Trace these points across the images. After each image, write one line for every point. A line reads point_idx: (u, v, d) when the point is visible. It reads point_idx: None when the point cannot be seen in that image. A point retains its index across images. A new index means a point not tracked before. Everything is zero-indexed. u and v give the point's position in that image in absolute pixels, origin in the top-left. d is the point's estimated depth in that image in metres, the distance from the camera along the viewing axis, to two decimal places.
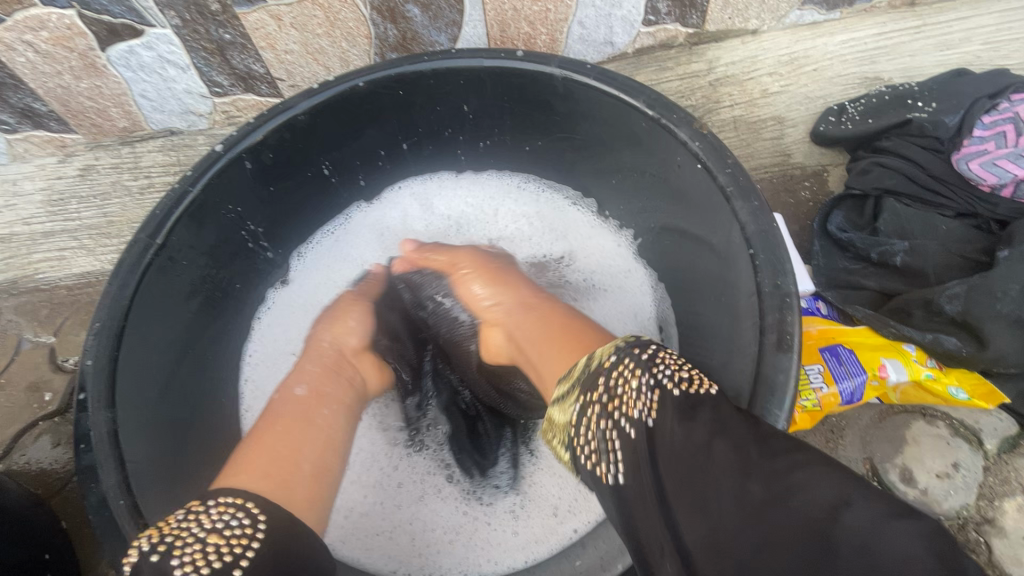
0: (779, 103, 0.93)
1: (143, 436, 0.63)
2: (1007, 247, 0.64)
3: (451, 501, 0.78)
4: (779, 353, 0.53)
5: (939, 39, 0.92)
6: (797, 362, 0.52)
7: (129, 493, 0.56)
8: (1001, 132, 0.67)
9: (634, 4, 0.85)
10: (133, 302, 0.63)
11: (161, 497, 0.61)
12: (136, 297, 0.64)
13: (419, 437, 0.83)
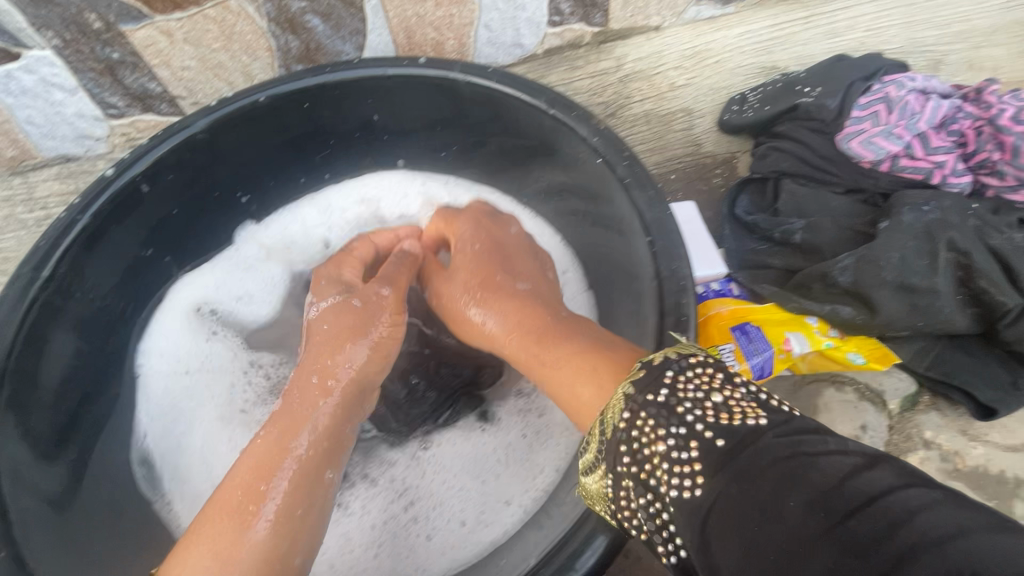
0: (686, 96, 0.97)
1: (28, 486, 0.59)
2: (887, 219, 0.68)
3: (355, 515, 0.74)
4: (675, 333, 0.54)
5: (826, 29, 0.98)
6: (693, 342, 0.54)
7: (10, 545, 0.53)
8: (877, 107, 0.69)
9: (537, 6, 0.87)
10: (17, 343, 0.59)
11: (51, 550, 0.58)
12: (22, 336, 0.60)
13: None
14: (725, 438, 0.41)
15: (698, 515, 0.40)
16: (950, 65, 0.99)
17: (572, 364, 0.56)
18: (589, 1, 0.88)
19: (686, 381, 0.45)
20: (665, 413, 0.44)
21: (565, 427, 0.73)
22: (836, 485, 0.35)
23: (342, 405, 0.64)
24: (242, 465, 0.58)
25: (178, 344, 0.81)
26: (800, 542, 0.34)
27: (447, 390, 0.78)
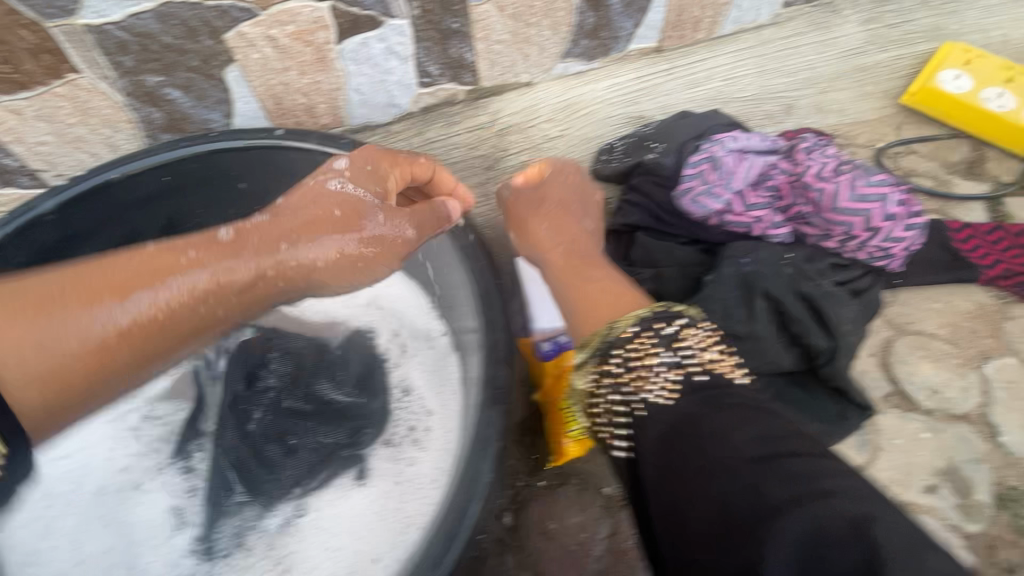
0: (561, 146, 1.01)
1: None
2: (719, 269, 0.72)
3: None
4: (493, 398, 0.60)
5: (686, 79, 1.05)
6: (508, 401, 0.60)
7: None
8: (701, 168, 0.74)
9: (403, 69, 0.90)
10: None
11: None
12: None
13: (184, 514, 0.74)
14: (699, 377, 0.57)
15: (670, 424, 0.54)
16: (801, 109, 1.08)
17: (603, 279, 0.72)
18: (455, 63, 0.92)
19: (681, 341, 0.60)
20: (666, 342, 0.60)
21: (430, 480, 0.74)
22: (775, 423, 0.52)
23: (214, 299, 0.58)
24: (90, 270, 0.56)
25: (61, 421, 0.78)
26: (742, 462, 0.48)
27: (326, 452, 0.74)
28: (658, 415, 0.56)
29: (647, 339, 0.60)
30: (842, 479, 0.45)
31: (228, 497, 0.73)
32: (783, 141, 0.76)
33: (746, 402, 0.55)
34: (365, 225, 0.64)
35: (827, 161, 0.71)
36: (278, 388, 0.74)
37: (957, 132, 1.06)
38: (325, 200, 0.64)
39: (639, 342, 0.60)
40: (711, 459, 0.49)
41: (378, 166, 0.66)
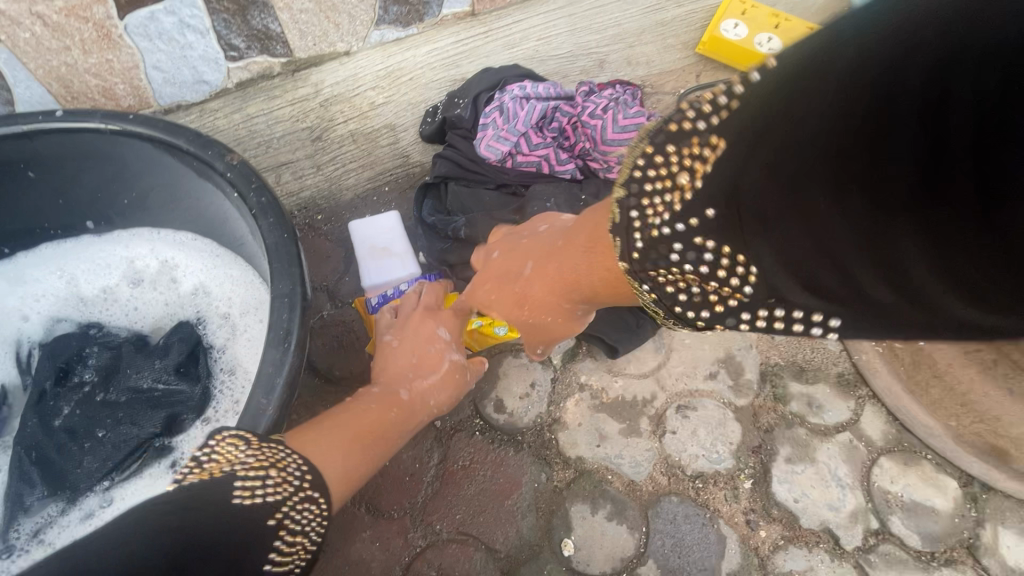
0: (387, 113, 1.04)
1: None
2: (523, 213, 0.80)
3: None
4: (273, 346, 0.58)
5: (504, 41, 1.12)
6: (294, 353, 0.58)
7: None
8: (493, 115, 0.82)
9: (205, 43, 0.88)
10: None
11: None
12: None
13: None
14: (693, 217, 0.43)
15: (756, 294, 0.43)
16: (613, 63, 1.18)
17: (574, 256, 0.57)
18: (262, 34, 0.92)
19: (655, 219, 0.45)
20: (658, 255, 0.46)
21: None
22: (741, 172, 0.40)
23: (384, 441, 0.62)
24: (341, 420, 0.61)
25: None
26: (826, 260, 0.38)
27: (136, 442, 0.72)
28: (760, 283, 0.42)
29: (668, 270, 0.46)
30: (860, 99, 0.34)
31: (30, 493, 0.70)
32: (568, 89, 0.87)
33: (737, 145, 0.40)
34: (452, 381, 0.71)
35: (600, 102, 0.82)
36: (94, 384, 0.74)
37: (743, 75, 1.21)
38: (415, 344, 0.72)
39: (664, 276, 0.47)
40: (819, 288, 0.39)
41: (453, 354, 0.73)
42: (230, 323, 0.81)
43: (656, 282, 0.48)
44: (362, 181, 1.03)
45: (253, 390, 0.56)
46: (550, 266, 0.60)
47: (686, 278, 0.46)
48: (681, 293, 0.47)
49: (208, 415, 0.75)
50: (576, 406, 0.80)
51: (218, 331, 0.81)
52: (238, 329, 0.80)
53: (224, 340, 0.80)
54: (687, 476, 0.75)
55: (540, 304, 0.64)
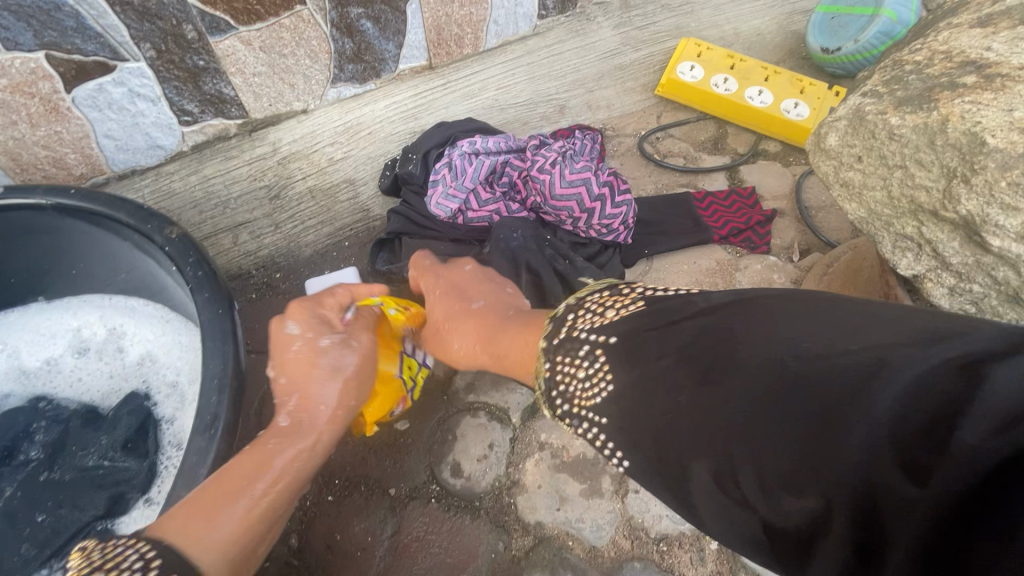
0: (347, 167, 1.06)
1: None
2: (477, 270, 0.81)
3: None
4: (200, 435, 0.57)
5: (463, 91, 1.13)
6: (218, 440, 0.57)
7: None
8: (442, 172, 0.81)
9: (157, 110, 0.89)
10: None
11: None
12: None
13: None
14: (613, 332, 0.48)
15: (621, 409, 0.45)
16: (573, 109, 1.20)
17: (509, 328, 0.61)
18: (215, 98, 0.93)
19: (581, 319, 0.51)
20: (564, 345, 0.50)
21: None
22: (710, 310, 0.44)
23: (276, 484, 0.56)
24: (216, 479, 0.54)
25: None
26: (700, 394, 0.40)
27: (73, 527, 0.66)
28: (648, 407, 0.43)
29: (568, 361, 0.50)
30: (838, 315, 0.39)
31: None
32: (520, 140, 0.86)
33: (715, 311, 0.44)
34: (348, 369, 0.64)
35: (550, 156, 0.82)
36: (39, 461, 0.71)
37: (703, 115, 1.22)
38: (280, 357, 0.64)
39: (562, 367, 0.50)
40: (678, 424, 0.41)
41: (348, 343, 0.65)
42: (178, 392, 0.77)
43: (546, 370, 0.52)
44: (322, 236, 1.08)
45: (176, 483, 0.56)
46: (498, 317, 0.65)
47: (577, 377, 0.49)
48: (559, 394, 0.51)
49: (153, 493, 0.69)
50: (536, 467, 0.78)
51: (166, 403, 0.76)
52: (186, 398, 0.76)
53: (172, 412, 0.76)
54: (651, 540, 0.73)
55: (459, 334, 0.66)
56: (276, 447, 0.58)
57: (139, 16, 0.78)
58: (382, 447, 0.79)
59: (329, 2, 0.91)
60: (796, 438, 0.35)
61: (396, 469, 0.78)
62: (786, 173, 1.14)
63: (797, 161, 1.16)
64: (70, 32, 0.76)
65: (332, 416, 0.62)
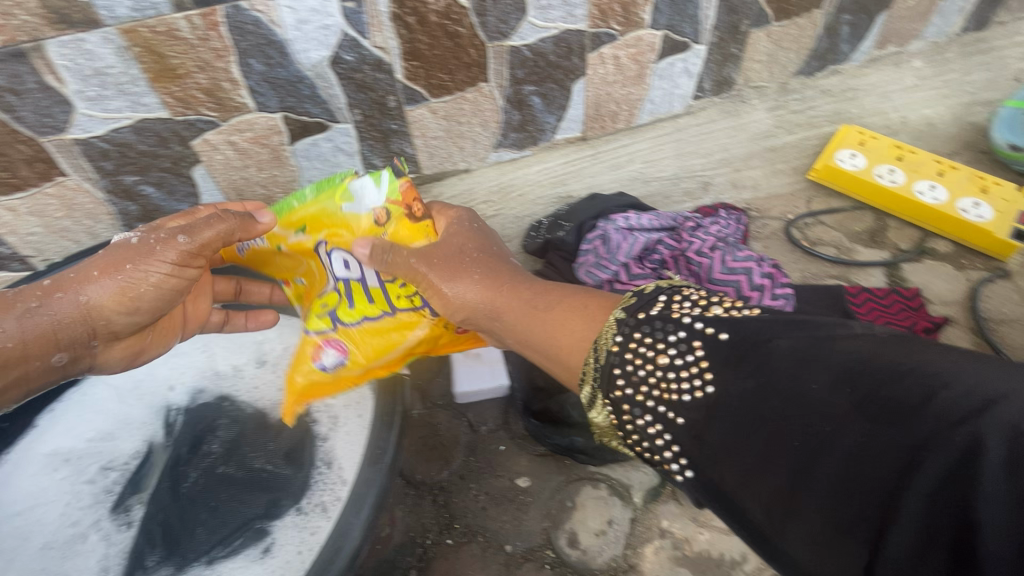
0: (496, 224, 1.12)
1: None
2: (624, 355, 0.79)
3: None
4: None
5: (611, 162, 1.18)
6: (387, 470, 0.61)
7: None
8: (595, 244, 0.85)
9: (351, 163, 1.04)
10: None
11: None
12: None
13: (104, 565, 0.73)
14: (726, 333, 0.50)
15: (709, 414, 0.48)
16: (717, 186, 1.19)
17: (558, 316, 0.64)
18: (397, 155, 1.06)
19: (681, 310, 0.54)
20: (653, 328, 0.54)
21: None
22: (860, 344, 0.45)
23: None
24: None
25: (18, 482, 0.79)
26: (835, 415, 0.42)
27: (241, 520, 0.74)
28: (740, 413, 0.46)
29: (642, 350, 0.54)
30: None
31: (147, 555, 0.72)
32: (673, 219, 0.88)
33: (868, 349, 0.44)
34: (139, 291, 0.66)
35: (706, 240, 0.83)
36: (217, 455, 0.80)
37: (860, 204, 1.16)
38: (108, 256, 0.66)
39: (631, 352, 0.54)
40: (783, 434, 0.43)
41: (144, 249, 0.66)
42: (337, 410, 0.85)
43: (614, 352, 0.56)
44: None
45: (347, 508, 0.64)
46: (538, 313, 0.66)
47: (653, 370, 0.53)
48: (624, 380, 0.54)
49: (304, 503, 0.76)
50: (654, 554, 0.77)
51: (324, 422, 0.84)
52: (341, 420, 0.83)
53: (327, 431, 0.83)
54: None
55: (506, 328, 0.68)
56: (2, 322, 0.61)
57: (357, 88, 0.93)
58: (503, 499, 0.82)
59: (508, 80, 1.01)
60: (916, 474, 0.38)
61: (514, 526, 0.79)
62: (958, 277, 1.05)
63: (971, 264, 1.07)
64: (305, 98, 0.92)
65: (52, 330, 0.64)
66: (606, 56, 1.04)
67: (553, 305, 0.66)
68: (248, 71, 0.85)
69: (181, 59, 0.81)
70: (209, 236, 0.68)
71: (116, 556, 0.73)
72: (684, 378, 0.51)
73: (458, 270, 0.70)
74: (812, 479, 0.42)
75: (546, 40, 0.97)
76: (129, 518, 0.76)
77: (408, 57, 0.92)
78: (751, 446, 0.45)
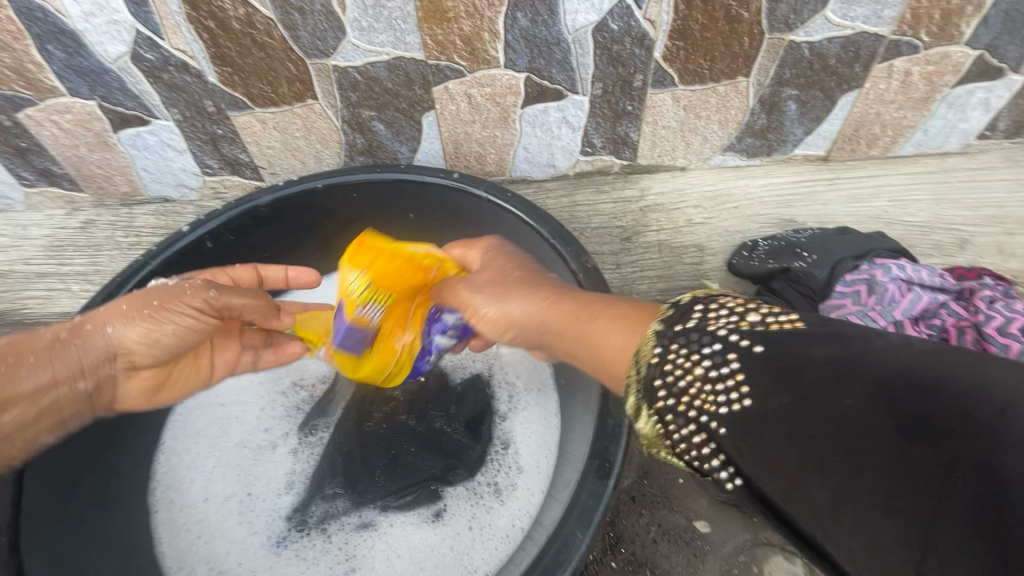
0: (701, 233, 1.02)
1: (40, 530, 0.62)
2: None
3: (300, 561, 0.71)
4: (599, 479, 0.57)
5: (850, 192, 1.02)
6: (614, 488, 0.57)
7: None
8: (857, 288, 0.73)
9: (571, 137, 0.98)
10: None
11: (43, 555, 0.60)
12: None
13: (291, 479, 0.77)
14: (761, 344, 0.42)
15: (745, 428, 0.41)
16: (977, 247, 0.99)
17: (604, 321, 0.55)
18: (619, 139, 0.99)
19: (715, 319, 0.46)
20: (698, 336, 0.46)
21: (504, 535, 0.70)
22: (913, 354, 0.36)
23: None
24: None
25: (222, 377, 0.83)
26: (882, 440, 0.34)
27: (420, 479, 0.73)
28: (769, 427, 0.39)
29: (676, 360, 0.46)
30: None
31: (327, 485, 0.74)
32: (955, 282, 0.73)
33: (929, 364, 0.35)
34: (161, 329, 0.62)
35: (1013, 317, 0.66)
36: (399, 403, 0.78)
37: None
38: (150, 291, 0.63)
39: (672, 357, 0.47)
40: (826, 459, 0.36)
41: (162, 293, 0.62)
42: (517, 390, 0.81)
43: (653, 363, 0.48)
44: (654, 292, 0.99)
45: (570, 516, 0.57)
46: (589, 320, 0.57)
47: (689, 383, 0.45)
48: (665, 393, 0.47)
49: (480, 477, 0.74)
50: None
51: (503, 399, 0.81)
52: (523, 403, 0.80)
53: (507, 409, 0.80)
54: None
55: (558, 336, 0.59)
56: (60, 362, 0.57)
57: (610, 61, 0.86)
58: (678, 540, 0.73)
59: (770, 80, 0.89)
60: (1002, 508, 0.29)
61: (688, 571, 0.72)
62: None
63: None
64: (555, 63, 0.86)
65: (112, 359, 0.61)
66: (895, 70, 0.88)
67: (603, 306, 0.57)
68: (511, 25, 0.81)
69: (455, 2, 0.78)
70: (237, 303, 0.68)
71: (303, 474, 0.77)
72: (721, 391, 0.43)
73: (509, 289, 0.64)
74: (850, 505, 0.34)
75: (835, 41, 0.84)
76: (315, 440, 0.79)
77: (675, 36, 0.83)
78: (793, 467, 0.37)
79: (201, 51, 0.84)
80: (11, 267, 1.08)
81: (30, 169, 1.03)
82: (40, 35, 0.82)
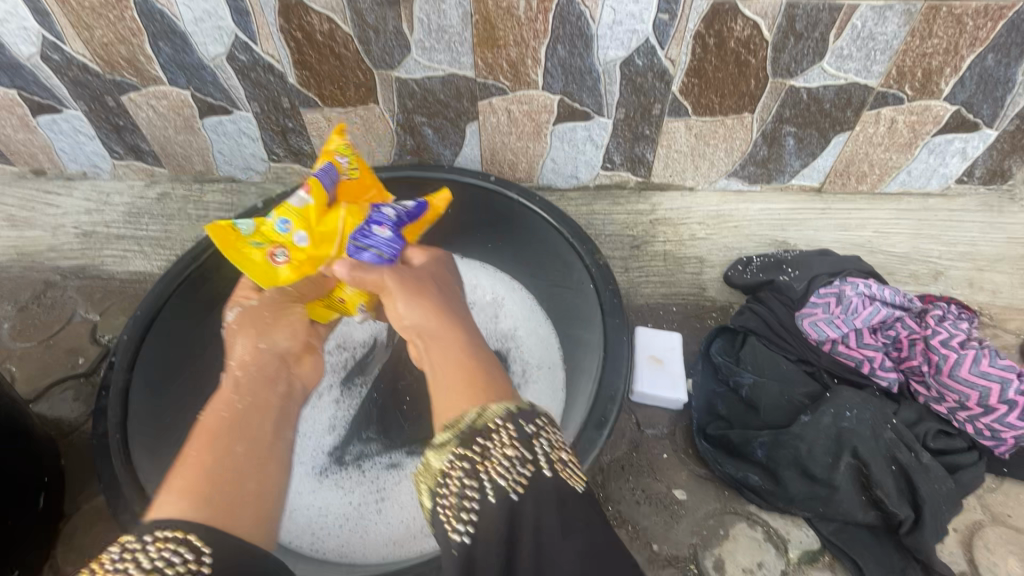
0: (703, 247, 1.15)
1: (149, 449, 0.76)
2: (809, 412, 0.78)
3: (339, 488, 0.83)
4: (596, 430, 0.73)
5: (839, 222, 1.15)
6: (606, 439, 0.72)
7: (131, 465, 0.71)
8: (828, 301, 0.86)
9: (594, 153, 1.12)
10: (158, 315, 0.85)
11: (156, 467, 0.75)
12: (163, 307, 0.86)
13: (333, 421, 0.90)
14: (545, 473, 0.52)
15: (503, 514, 0.50)
16: (950, 278, 1.09)
17: (453, 373, 0.59)
18: (636, 158, 1.12)
19: (539, 440, 0.53)
20: (519, 430, 0.53)
21: None
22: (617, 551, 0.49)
23: (212, 431, 0.60)
24: (187, 460, 0.56)
25: None
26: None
27: None
28: (520, 475, 0.51)
29: (500, 439, 0.52)
30: None
31: (364, 429, 0.88)
32: (917, 302, 0.85)
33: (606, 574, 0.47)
34: (268, 340, 0.78)
35: (955, 333, 0.79)
36: (428, 367, 0.93)
37: None
38: (257, 314, 0.80)
39: (496, 435, 0.53)
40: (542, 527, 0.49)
41: (250, 315, 0.80)
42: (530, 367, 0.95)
43: (486, 428, 0.54)
44: (656, 294, 1.10)
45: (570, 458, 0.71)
46: (450, 356, 0.61)
47: (495, 453, 0.52)
48: (474, 447, 0.52)
49: None
50: None
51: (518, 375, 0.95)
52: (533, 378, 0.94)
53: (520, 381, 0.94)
54: None
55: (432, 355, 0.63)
56: (271, 387, 0.71)
57: (633, 91, 1.00)
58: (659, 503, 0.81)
59: (772, 117, 1.02)
60: None
61: (664, 529, 0.79)
62: None
63: None
64: (585, 89, 1.00)
65: (253, 369, 0.73)
66: (882, 117, 1.01)
67: (460, 360, 0.60)
68: (551, 55, 0.95)
69: (506, 32, 0.93)
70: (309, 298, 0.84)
71: (343, 418, 0.90)
72: (507, 475, 0.51)
73: (420, 294, 0.69)
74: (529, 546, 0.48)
75: (830, 88, 0.96)
76: (353, 390, 0.92)
77: (690, 74, 0.96)
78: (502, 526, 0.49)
79: (286, 56, 0.99)
80: (95, 228, 1.23)
81: (122, 145, 1.19)
82: (155, 33, 0.97)
